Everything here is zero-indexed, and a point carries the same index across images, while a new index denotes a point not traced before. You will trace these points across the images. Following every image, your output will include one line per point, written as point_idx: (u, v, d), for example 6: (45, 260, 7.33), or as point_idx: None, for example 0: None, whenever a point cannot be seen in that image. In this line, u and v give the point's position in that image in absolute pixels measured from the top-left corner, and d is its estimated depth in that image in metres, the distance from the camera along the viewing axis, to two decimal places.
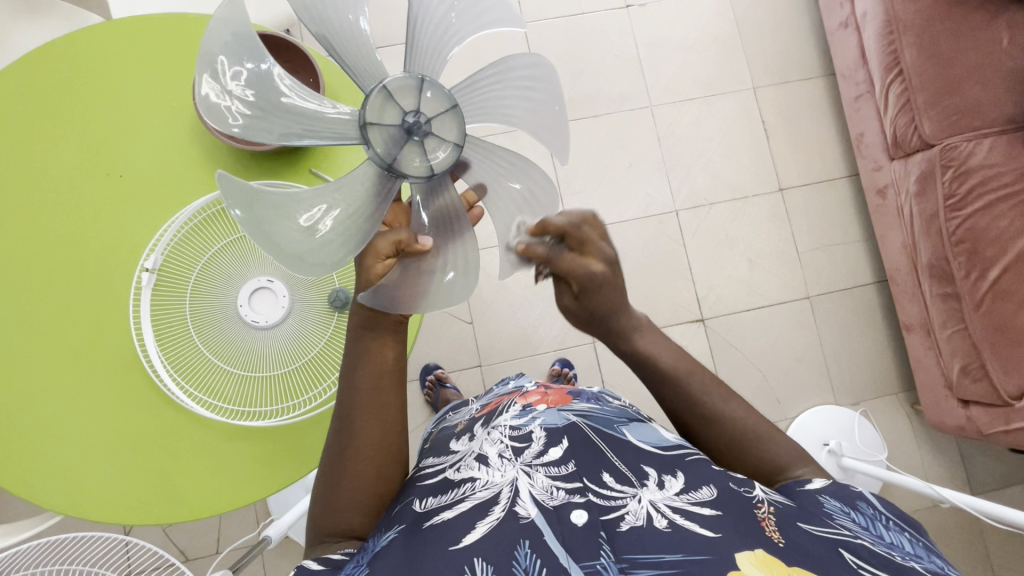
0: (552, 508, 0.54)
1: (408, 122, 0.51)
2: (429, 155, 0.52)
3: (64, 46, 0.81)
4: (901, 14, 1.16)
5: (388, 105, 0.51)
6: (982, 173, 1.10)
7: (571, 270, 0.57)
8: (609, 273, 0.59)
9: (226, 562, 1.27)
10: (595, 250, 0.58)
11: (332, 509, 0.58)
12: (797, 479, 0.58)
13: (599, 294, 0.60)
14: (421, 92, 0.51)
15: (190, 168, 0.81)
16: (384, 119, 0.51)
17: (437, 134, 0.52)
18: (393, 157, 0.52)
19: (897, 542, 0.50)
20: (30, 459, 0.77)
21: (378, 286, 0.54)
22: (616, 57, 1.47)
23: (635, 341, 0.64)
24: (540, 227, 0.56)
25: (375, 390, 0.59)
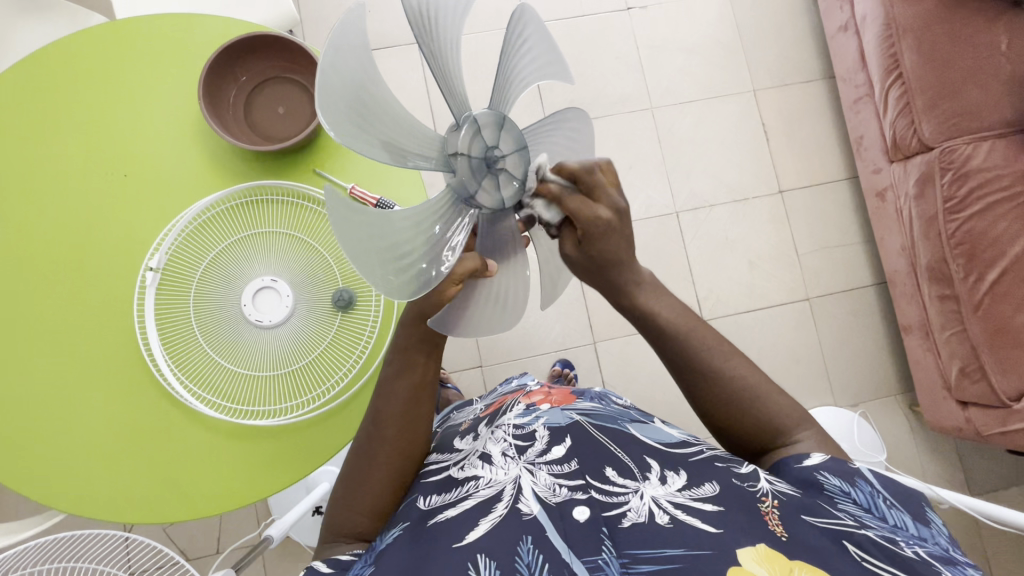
0: (555, 504, 0.55)
1: (492, 153, 0.50)
2: (480, 190, 0.50)
3: (70, 45, 0.81)
4: (900, 17, 1.17)
5: (492, 128, 0.50)
6: (981, 176, 1.10)
7: (577, 213, 0.52)
8: (615, 221, 0.53)
9: (226, 562, 1.27)
10: (603, 197, 0.53)
11: (349, 510, 0.60)
12: (795, 454, 0.57)
13: (604, 245, 0.53)
14: (518, 151, 0.52)
15: (195, 167, 0.81)
16: (485, 136, 0.49)
17: (510, 181, 0.51)
18: (455, 158, 0.48)
19: (900, 523, 0.50)
20: (35, 457, 0.77)
21: (445, 309, 0.55)
22: (618, 59, 1.48)
23: (637, 298, 0.59)
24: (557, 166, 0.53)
25: (410, 400, 0.60)
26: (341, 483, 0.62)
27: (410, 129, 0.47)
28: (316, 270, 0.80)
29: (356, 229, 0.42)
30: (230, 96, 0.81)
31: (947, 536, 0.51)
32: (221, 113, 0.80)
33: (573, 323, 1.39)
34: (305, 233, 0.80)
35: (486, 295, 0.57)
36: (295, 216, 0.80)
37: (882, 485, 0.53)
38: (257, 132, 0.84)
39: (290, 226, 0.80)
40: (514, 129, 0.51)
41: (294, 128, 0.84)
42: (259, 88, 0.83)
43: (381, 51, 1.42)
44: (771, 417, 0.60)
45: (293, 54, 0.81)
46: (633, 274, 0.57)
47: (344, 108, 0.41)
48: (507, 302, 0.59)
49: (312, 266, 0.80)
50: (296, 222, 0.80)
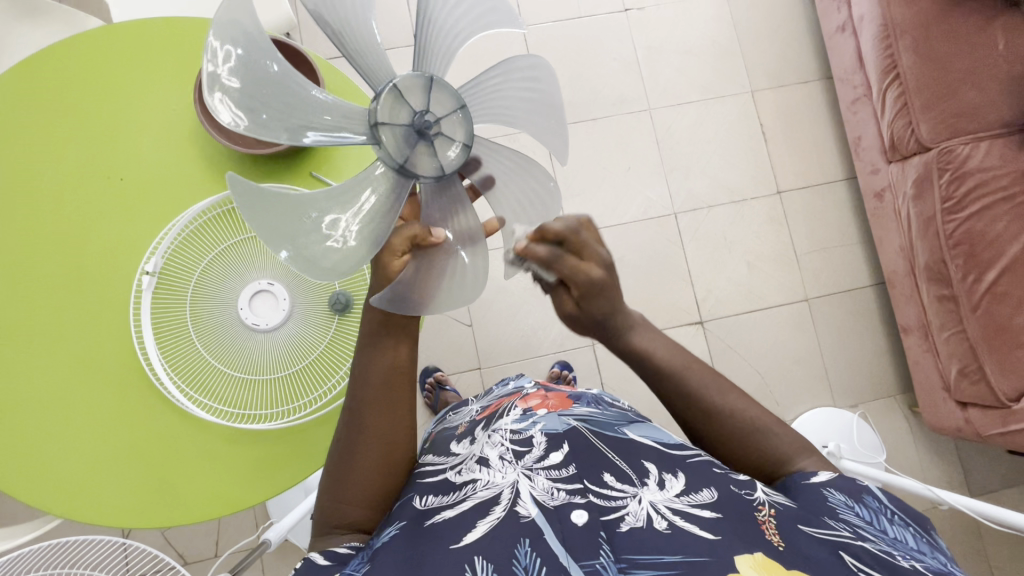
0: (552, 508, 0.55)
1: (421, 120, 0.50)
2: (412, 160, 0.51)
3: (65, 50, 0.81)
4: (897, 18, 1.17)
5: (419, 93, 0.50)
6: (979, 177, 1.10)
7: (571, 277, 0.55)
8: (608, 278, 0.56)
9: (225, 565, 1.27)
10: (593, 255, 0.55)
11: (338, 503, 0.59)
12: (801, 470, 0.57)
13: (600, 300, 0.57)
14: (454, 112, 0.51)
15: (191, 172, 0.81)
16: (411, 103, 0.50)
17: (448, 144, 0.52)
18: (377, 129, 0.49)
19: (901, 537, 0.50)
20: (32, 463, 0.77)
21: (394, 286, 0.52)
22: (615, 60, 1.48)
23: (629, 338, 0.61)
24: (539, 234, 0.55)
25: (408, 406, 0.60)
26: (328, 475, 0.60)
27: (347, 110, 0.50)
28: None
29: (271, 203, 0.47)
30: None
31: (951, 555, 0.51)
32: None
33: None
34: None
35: (442, 269, 0.54)
36: None
37: (888, 501, 0.53)
38: None
39: None
40: (445, 88, 0.50)
41: None
42: None
43: None
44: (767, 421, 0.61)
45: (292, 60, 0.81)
46: (623, 317, 0.60)
47: (253, 102, 0.46)
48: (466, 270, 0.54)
49: None
50: None
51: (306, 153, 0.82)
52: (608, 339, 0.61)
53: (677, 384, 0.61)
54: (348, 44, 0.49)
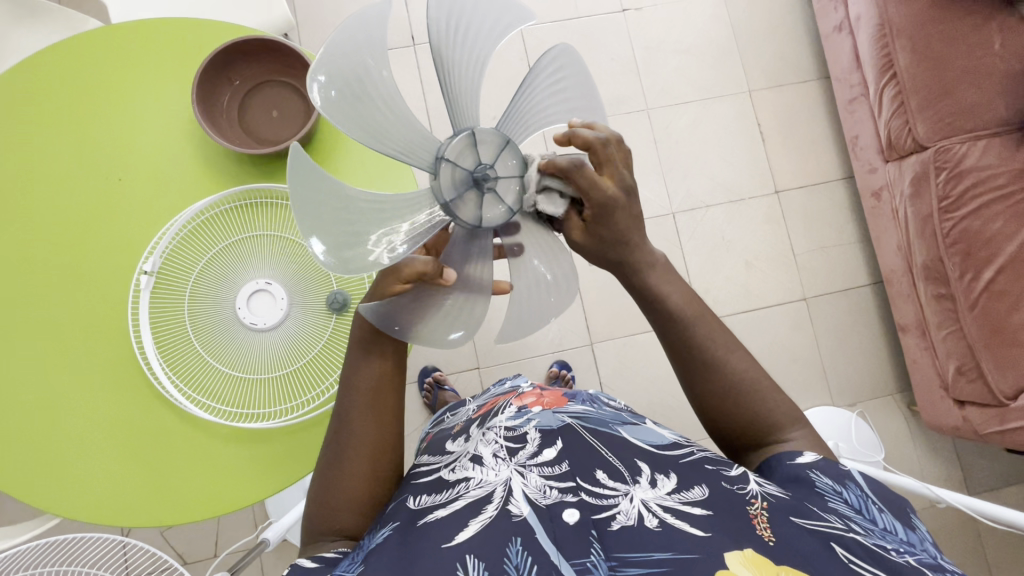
0: (544, 506, 0.55)
1: (481, 170, 0.50)
2: (456, 201, 0.50)
3: (61, 51, 0.82)
4: (894, 17, 1.17)
5: (492, 147, 0.51)
6: (976, 176, 1.10)
7: (590, 190, 0.49)
8: (622, 198, 0.51)
9: (224, 565, 1.27)
10: (612, 173, 0.51)
11: (328, 506, 0.60)
12: (789, 450, 0.58)
13: (613, 221, 0.52)
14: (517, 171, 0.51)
15: (188, 172, 0.82)
16: (481, 153, 0.51)
17: (498, 198, 0.51)
18: (442, 161, 0.49)
19: (890, 527, 0.51)
20: (29, 462, 0.77)
21: (386, 303, 0.54)
22: (613, 61, 1.48)
23: (648, 280, 0.58)
24: (566, 137, 0.50)
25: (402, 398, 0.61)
26: (318, 478, 0.62)
27: (420, 135, 0.50)
28: (310, 272, 0.80)
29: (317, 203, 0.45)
30: (225, 98, 0.82)
31: (936, 543, 0.51)
32: (216, 117, 0.81)
33: (570, 324, 1.39)
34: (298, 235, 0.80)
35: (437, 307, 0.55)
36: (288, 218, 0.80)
37: (871, 489, 0.54)
38: (251, 136, 0.85)
39: (282, 228, 0.80)
40: (516, 154, 0.51)
41: (289, 132, 0.85)
42: (254, 93, 0.84)
43: None
44: (760, 422, 0.61)
45: (290, 61, 0.82)
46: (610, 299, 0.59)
47: (346, 105, 0.45)
48: (457, 328, 0.56)
49: (304, 268, 0.80)
50: (290, 224, 0.80)
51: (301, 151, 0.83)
52: (625, 275, 0.57)
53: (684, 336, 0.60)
54: (439, 66, 0.49)
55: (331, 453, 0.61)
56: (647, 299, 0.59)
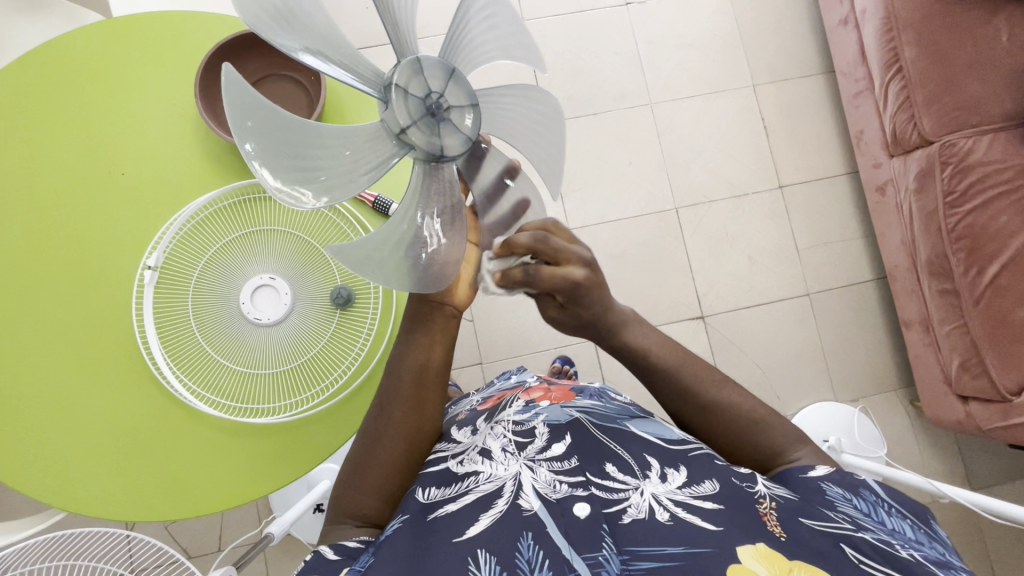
0: (555, 500, 0.55)
1: (431, 99, 0.49)
2: (411, 128, 0.49)
3: (64, 45, 0.81)
4: (900, 11, 1.16)
5: (438, 77, 0.50)
6: (981, 170, 1.10)
7: (553, 283, 0.56)
8: (589, 276, 0.58)
9: (227, 559, 1.27)
10: (570, 258, 0.58)
11: (355, 492, 0.61)
12: (800, 466, 0.58)
13: (584, 302, 0.59)
14: (467, 107, 0.52)
15: (192, 166, 0.81)
16: (429, 82, 0.49)
17: (455, 124, 0.51)
18: (392, 85, 0.48)
19: (899, 527, 0.50)
20: (34, 456, 0.77)
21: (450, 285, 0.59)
22: (616, 55, 1.48)
23: (625, 335, 0.63)
24: (506, 248, 0.57)
25: (414, 385, 0.62)
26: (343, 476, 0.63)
27: (359, 63, 0.48)
28: (315, 267, 0.80)
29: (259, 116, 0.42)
30: None
31: (951, 545, 0.50)
32: (221, 116, 0.81)
33: None
34: (302, 230, 0.80)
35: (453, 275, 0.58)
36: (290, 212, 0.80)
37: (889, 495, 0.53)
38: None
39: (287, 223, 0.80)
40: (463, 82, 0.51)
41: None
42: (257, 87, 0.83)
43: (377, 48, 1.41)
44: None
45: None
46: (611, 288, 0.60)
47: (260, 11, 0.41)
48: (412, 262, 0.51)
49: (309, 262, 0.80)
50: (292, 219, 0.80)
51: None
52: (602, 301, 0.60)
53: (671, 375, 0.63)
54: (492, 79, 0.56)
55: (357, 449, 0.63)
56: (628, 352, 0.64)
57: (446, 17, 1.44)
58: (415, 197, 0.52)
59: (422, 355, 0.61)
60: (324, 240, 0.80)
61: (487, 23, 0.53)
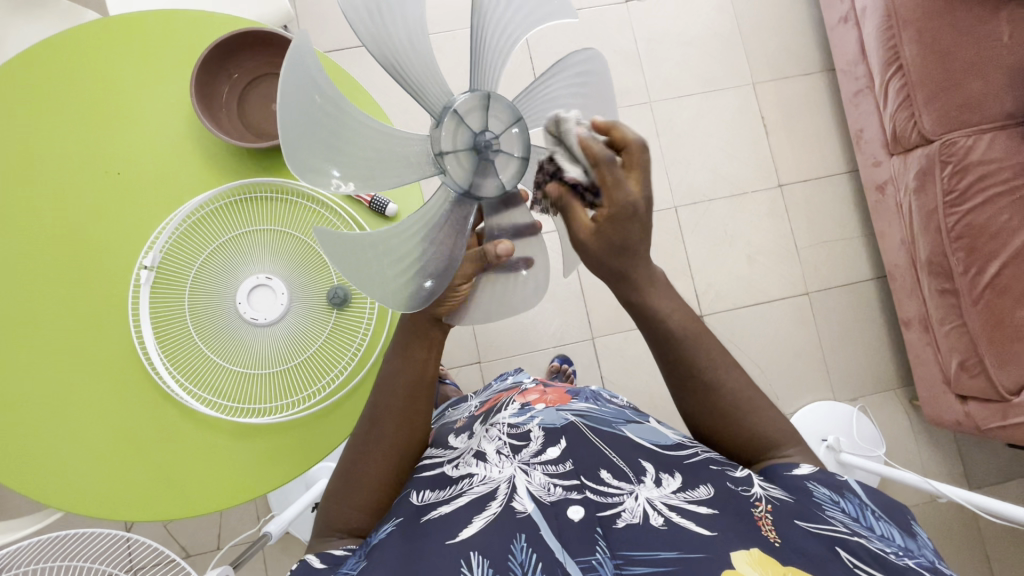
0: (549, 504, 0.55)
1: (481, 137, 0.54)
2: (452, 155, 0.53)
3: (59, 45, 0.81)
4: (901, 9, 1.15)
5: (495, 119, 0.54)
6: (981, 169, 1.09)
7: (609, 182, 0.49)
8: (644, 205, 0.50)
9: (226, 558, 1.28)
10: (639, 177, 0.51)
11: (344, 504, 0.60)
12: (785, 463, 0.57)
13: (625, 226, 0.50)
14: (513, 156, 0.56)
15: (189, 167, 0.81)
16: (483, 121, 0.54)
17: (497, 165, 0.55)
18: (450, 112, 0.53)
19: (887, 534, 0.50)
20: (32, 456, 0.78)
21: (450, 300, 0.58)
22: (616, 53, 1.47)
23: (649, 299, 0.56)
24: (607, 126, 0.52)
25: (407, 395, 0.62)
26: (336, 479, 0.62)
27: (435, 85, 0.53)
28: (312, 267, 0.80)
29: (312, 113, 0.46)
30: (223, 92, 0.81)
31: (935, 550, 0.50)
32: (217, 115, 0.80)
33: (571, 319, 1.39)
34: (300, 229, 0.80)
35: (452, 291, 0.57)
36: (287, 213, 0.80)
37: (869, 498, 0.53)
38: (253, 132, 0.84)
39: (284, 223, 0.80)
40: (520, 135, 0.56)
41: None
42: (253, 87, 0.83)
43: None
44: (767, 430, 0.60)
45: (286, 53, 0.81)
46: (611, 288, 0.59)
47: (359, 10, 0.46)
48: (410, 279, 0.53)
49: (306, 262, 0.80)
50: (291, 219, 0.80)
51: None
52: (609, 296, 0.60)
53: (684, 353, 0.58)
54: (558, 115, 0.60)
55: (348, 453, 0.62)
56: (645, 318, 0.58)
57: (444, 14, 1.43)
58: (432, 217, 0.55)
59: (417, 369, 0.62)
60: None
61: (579, 84, 0.60)
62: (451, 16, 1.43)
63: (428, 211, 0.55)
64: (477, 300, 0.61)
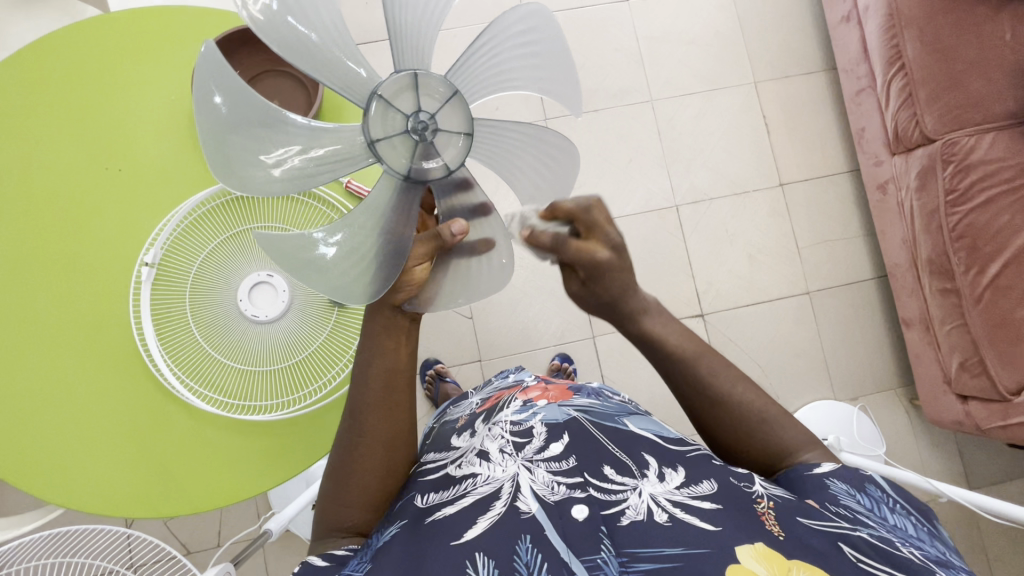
0: (553, 502, 0.55)
1: (416, 119, 0.52)
2: (388, 140, 0.52)
3: (62, 40, 0.81)
4: (903, 8, 1.15)
5: (431, 98, 0.52)
6: (983, 168, 1.09)
7: (578, 258, 0.56)
8: (615, 259, 0.57)
9: (227, 555, 1.28)
10: (599, 236, 0.57)
11: (340, 505, 0.59)
12: (806, 463, 0.57)
13: (607, 282, 0.58)
14: (456, 134, 0.54)
15: (191, 164, 0.81)
16: (417, 103, 0.52)
17: (440, 147, 0.54)
18: (376, 99, 0.51)
19: (901, 525, 0.50)
20: (33, 453, 0.77)
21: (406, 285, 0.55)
22: (617, 51, 1.47)
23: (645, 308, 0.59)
24: (550, 211, 0.58)
25: (384, 389, 0.58)
26: (328, 476, 0.60)
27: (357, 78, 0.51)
28: None
29: (238, 119, 0.48)
30: None
31: (954, 548, 0.51)
32: None
33: (572, 317, 1.39)
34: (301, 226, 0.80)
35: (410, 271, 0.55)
36: (288, 209, 0.80)
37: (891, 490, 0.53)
38: None
39: (285, 219, 0.80)
40: (461, 106, 0.53)
41: None
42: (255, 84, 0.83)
43: (377, 43, 1.40)
44: (769, 431, 0.59)
45: None
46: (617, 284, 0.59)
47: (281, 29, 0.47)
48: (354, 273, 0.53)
49: None
50: (290, 215, 0.79)
51: None
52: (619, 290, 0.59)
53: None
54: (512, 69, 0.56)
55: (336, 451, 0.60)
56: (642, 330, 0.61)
57: None
58: (380, 210, 0.54)
59: (391, 359, 0.58)
60: None
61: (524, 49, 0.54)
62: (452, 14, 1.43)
63: (378, 206, 0.54)
64: (442, 282, 0.58)
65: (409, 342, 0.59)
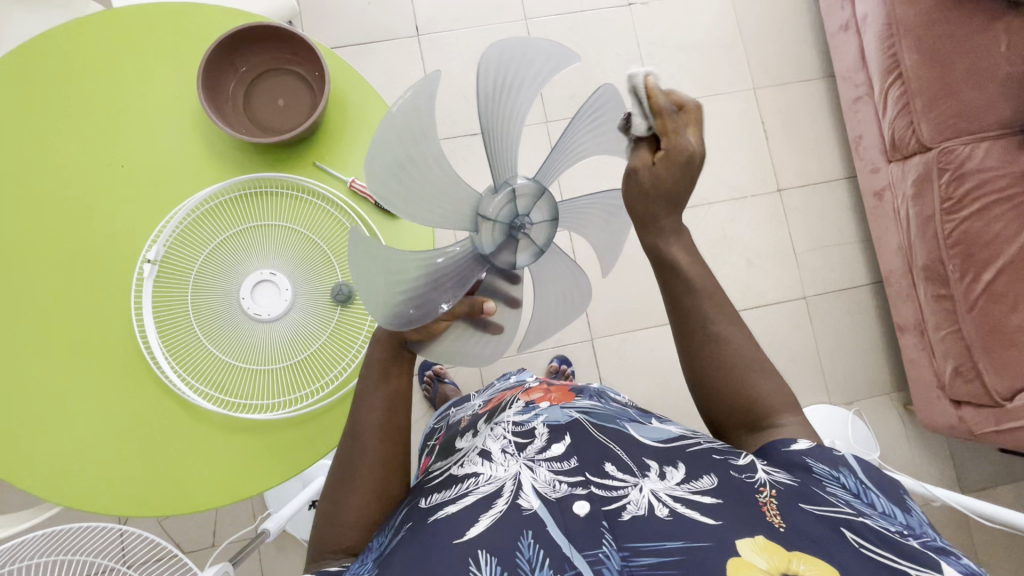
0: (555, 500, 0.55)
1: (520, 219, 0.54)
2: (489, 224, 0.52)
3: (64, 33, 0.80)
4: (901, 17, 1.17)
5: (539, 214, 0.55)
6: (979, 177, 1.11)
7: (672, 132, 0.48)
8: (694, 163, 0.49)
9: (222, 557, 1.27)
10: (694, 134, 0.49)
11: (336, 524, 0.60)
12: (782, 439, 0.56)
13: (676, 182, 0.50)
14: (528, 251, 0.57)
15: (192, 160, 0.80)
16: (529, 212, 0.54)
17: (516, 250, 0.55)
18: (508, 187, 0.52)
19: (889, 510, 0.51)
20: (27, 449, 0.77)
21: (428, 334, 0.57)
22: (619, 56, 1.48)
23: None
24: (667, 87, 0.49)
25: (388, 408, 0.61)
26: (330, 485, 0.62)
27: (508, 153, 0.51)
28: (315, 263, 0.80)
29: (404, 139, 0.43)
30: (230, 86, 0.81)
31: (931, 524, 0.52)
32: (223, 111, 0.80)
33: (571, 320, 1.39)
34: (304, 225, 0.80)
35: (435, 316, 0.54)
36: (292, 208, 0.80)
37: (866, 473, 0.53)
38: (259, 127, 0.84)
39: (288, 218, 0.80)
40: (550, 233, 0.57)
41: (297, 121, 0.84)
42: (259, 82, 0.83)
43: (380, 43, 1.41)
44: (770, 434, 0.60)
45: (296, 48, 0.81)
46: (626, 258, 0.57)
47: (492, 72, 0.46)
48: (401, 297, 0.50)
49: (309, 257, 0.80)
50: (291, 212, 0.80)
51: (310, 141, 0.82)
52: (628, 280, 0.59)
53: (697, 336, 0.58)
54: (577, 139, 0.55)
55: (338, 463, 0.62)
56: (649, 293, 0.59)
57: (447, 15, 1.43)
58: (449, 259, 0.52)
59: (392, 385, 0.61)
60: (323, 236, 0.80)
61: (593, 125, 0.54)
62: (455, 17, 1.44)
63: (448, 252, 0.52)
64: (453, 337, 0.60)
65: (406, 374, 0.62)
